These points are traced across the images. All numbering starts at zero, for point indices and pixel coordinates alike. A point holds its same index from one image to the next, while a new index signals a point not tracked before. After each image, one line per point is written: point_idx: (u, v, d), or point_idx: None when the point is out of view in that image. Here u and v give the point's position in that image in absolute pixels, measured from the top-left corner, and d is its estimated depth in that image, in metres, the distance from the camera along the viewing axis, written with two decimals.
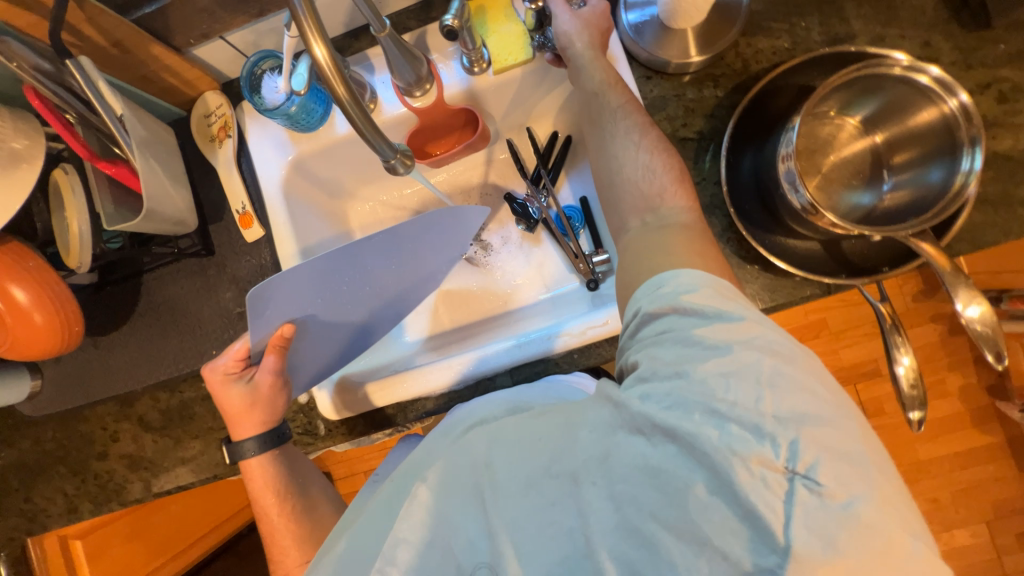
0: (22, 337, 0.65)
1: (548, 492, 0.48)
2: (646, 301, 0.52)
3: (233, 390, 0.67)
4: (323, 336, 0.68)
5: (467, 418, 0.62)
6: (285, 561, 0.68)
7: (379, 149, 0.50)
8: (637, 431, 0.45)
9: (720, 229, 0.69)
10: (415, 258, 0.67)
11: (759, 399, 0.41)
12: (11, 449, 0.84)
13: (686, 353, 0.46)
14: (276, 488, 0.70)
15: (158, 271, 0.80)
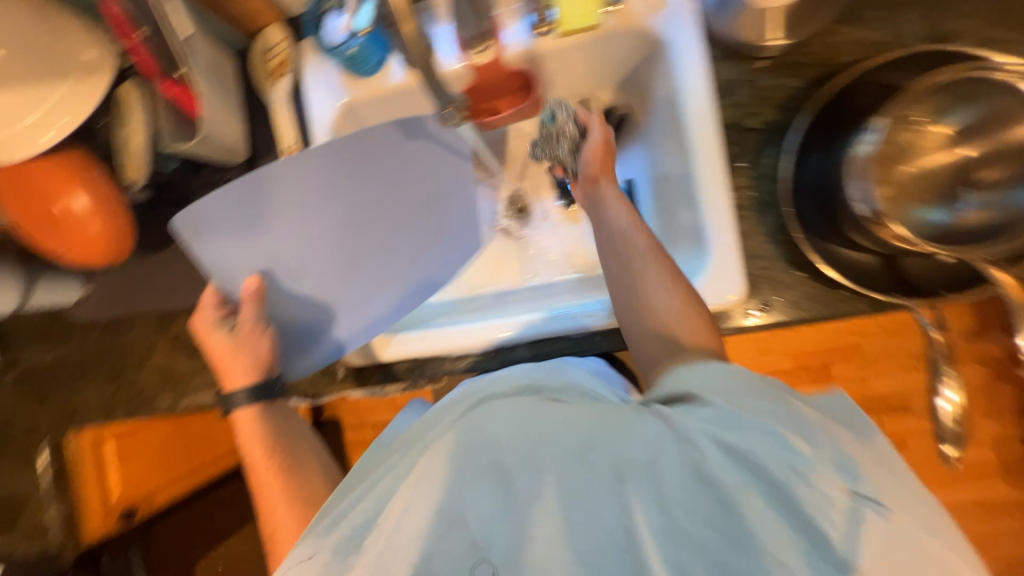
0: (77, 243, 0.69)
1: (590, 482, 0.47)
2: (681, 374, 0.54)
3: (216, 336, 0.69)
4: (306, 281, 0.69)
5: (476, 392, 0.57)
6: (273, 517, 0.64)
7: (438, 94, 0.50)
8: (691, 442, 0.46)
9: (771, 229, 0.66)
10: (378, 183, 0.67)
11: (806, 433, 0.45)
12: (58, 347, 0.90)
13: (732, 396, 0.49)
14: (265, 441, 0.69)
15: (205, 199, 0.82)
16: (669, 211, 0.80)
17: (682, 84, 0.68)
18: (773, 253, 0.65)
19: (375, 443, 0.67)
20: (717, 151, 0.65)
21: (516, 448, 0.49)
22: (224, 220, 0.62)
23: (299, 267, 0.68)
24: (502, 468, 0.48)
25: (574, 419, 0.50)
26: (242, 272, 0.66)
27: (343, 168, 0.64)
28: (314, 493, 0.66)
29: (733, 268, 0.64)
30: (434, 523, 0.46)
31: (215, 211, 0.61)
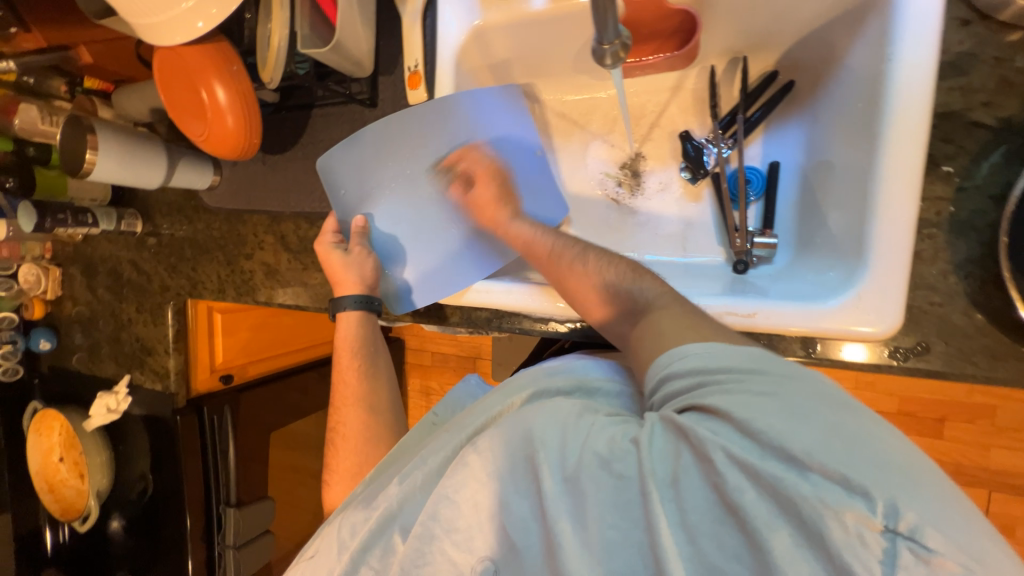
0: (215, 134, 0.73)
1: (611, 493, 0.44)
2: (683, 363, 0.48)
3: (333, 254, 0.76)
4: (397, 224, 0.79)
5: (528, 385, 0.62)
6: (343, 412, 0.75)
7: (603, 25, 0.39)
8: (704, 457, 0.40)
9: (963, 258, 0.52)
10: (448, 135, 0.75)
11: (852, 458, 0.36)
12: (190, 225, 1.02)
13: (752, 399, 0.41)
14: (351, 347, 0.76)
15: (326, 109, 0.83)
16: (818, 211, 0.69)
17: (898, 59, 0.53)
18: (957, 288, 0.52)
19: (433, 420, 0.73)
20: (920, 152, 0.52)
21: (547, 450, 0.48)
22: (343, 169, 0.76)
23: (390, 213, 0.79)
24: (531, 465, 0.48)
25: (602, 430, 0.48)
26: (349, 213, 0.79)
27: (420, 115, 0.73)
28: (377, 403, 0.75)
29: (896, 297, 0.53)
30: (470, 514, 0.51)
31: (339, 163, 0.75)
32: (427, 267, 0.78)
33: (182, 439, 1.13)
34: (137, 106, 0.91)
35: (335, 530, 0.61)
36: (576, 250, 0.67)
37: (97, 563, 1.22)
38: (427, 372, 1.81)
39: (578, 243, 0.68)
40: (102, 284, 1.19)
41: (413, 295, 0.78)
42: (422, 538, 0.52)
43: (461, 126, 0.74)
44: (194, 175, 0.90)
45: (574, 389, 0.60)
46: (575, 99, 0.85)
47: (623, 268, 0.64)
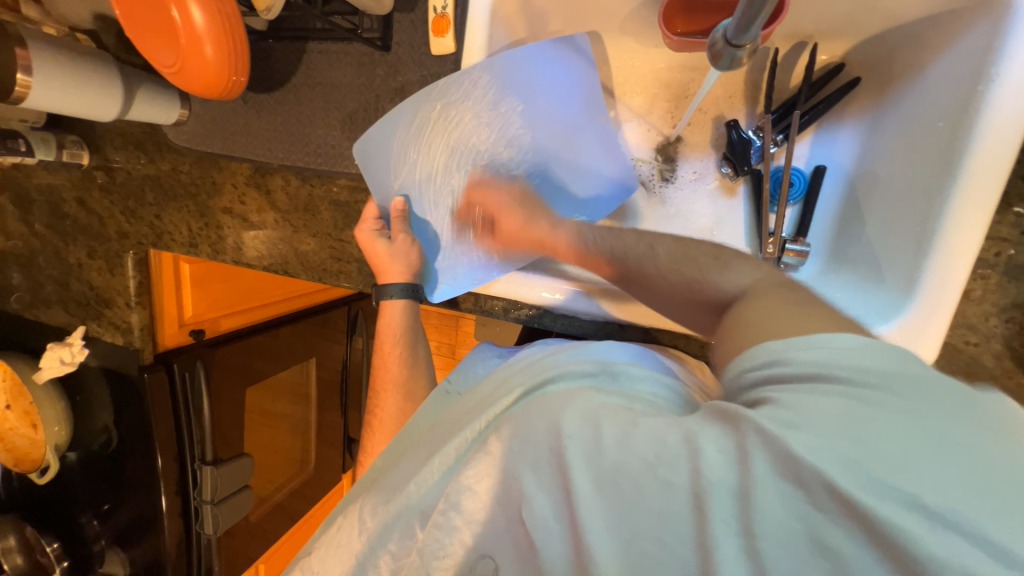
0: (191, 67, 0.59)
1: (652, 502, 0.36)
2: (791, 352, 0.37)
3: (378, 242, 0.68)
4: (441, 207, 0.72)
5: (549, 367, 0.55)
6: (382, 397, 0.71)
7: (749, 30, 0.42)
8: (793, 481, 0.32)
9: (1006, 302, 0.52)
10: (495, 93, 0.67)
11: (1001, 514, 0.28)
12: (153, 164, 0.88)
13: (884, 418, 0.31)
14: (394, 335, 0.72)
15: (324, 45, 0.71)
16: (858, 223, 0.65)
17: (1002, 81, 0.49)
18: (995, 330, 0.53)
19: (445, 386, 0.67)
20: (1001, 187, 0.49)
21: (573, 442, 0.40)
22: (381, 154, 0.70)
23: (433, 193, 0.72)
24: (558, 460, 0.40)
25: (645, 426, 0.39)
26: (389, 197, 0.71)
27: (470, 83, 0.65)
28: (416, 391, 0.72)
29: (939, 328, 0.52)
30: (490, 503, 0.44)
31: (378, 147, 0.69)
32: (462, 253, 0.71)
33: (150, 395, 1.03)
34: (75, 9, 0.72)
35: (351, 519, 0.54)
36: (641, 246, 0.54)
37: (60, 513, 1.16)
38: None
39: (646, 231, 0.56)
40: (42, 220, 1.02)
41: (442, 283, 0.72)
42: (443, 528, 0.46)
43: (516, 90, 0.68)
44: (156, 109, 0.76)
45: (598, 370, 0.52)
46: (616, 65, 0.76)
47: (702, 254, 0.50)
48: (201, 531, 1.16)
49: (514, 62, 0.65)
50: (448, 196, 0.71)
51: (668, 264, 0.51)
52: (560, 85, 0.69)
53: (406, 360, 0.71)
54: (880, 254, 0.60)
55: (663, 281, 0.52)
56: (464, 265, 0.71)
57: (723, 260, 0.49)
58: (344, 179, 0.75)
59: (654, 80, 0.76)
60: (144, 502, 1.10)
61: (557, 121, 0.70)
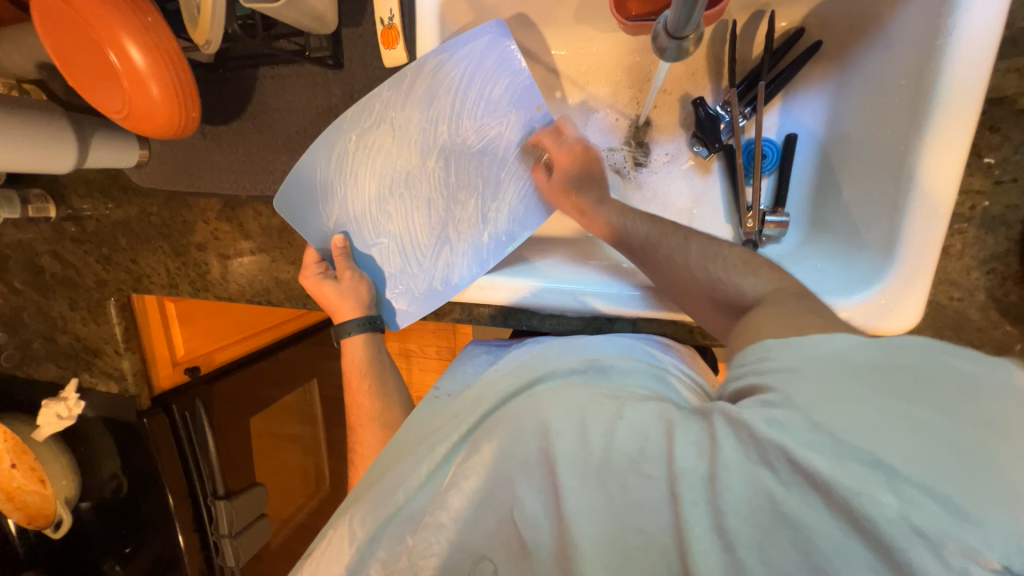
0: (138, 109, 0.57)
1: (632, 492, 0.38)
2: (766, 361, 0.39)
3: (324, 285, 0.68)
4: (382, 236, 0.70)
5: (536, 366, 0.55)
6: (362, 432, 0.68)
7: (690, 14, 0.40)
8: (761, 462, 0.33)
9: (988, 254, 0.52)
10: (413, 107, 0.66)
11: (959, 466, 0.27)
12: (120, 208, 0.86)
13: (846, 393, 0.32)
14: (361, 368, 0.70)
15: (275, 69, 0.69)
16: (834, 188, 0.65)
17: (958, 35, 0.48)
18: (978, 283, 0.53)
19: (434, 395, 0.66)
20: (966, 146, 0.49)
21: (563, 442, 0.42)
22: (307, 195, 0.69)
23: (371, 224, 0.70)
24: (548, 462, 0.42)
25: (629, 419, 0.41)
26: (327, 238, 0.71)
27: (385, 104, 0.65)
28: (394, 419, 0.67)
29: (920, 286, 0.52)
30: (479, 504, 0.45)
31: (305, 188, 0.69)
32: (415, 274, 0.70)
33: (152, 438, 1.02)
34: (17, 61, 0.70)
35: (340, 533, 0.51)
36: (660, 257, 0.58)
37: (80, 567, 1.16)
38: (407, 335, 1.75)
39: (679, 231, 0.60)
40: (19, 277, 1.01)
41: (404, 306, 0.71)
42: (430, 527, 0.46)
43: (431, 102, 0.66)
44: (114, 154, 0.74)
45: (586, 367, 0.53)
46: (575, 55, 0.75)
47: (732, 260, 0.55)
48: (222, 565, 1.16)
49: (423, 73, 0.63)
50: (388, 222, 0.70)
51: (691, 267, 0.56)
52: (484, 84, 0.65)
53: (377, 389, 0.69)
54: (868, 225, 0.58)
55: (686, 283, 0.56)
56: (418, 286, 0.70)
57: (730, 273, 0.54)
58: None
59: (616, 66, 0.75)
60: (164, 543, 1.10)
61: (486, 126, 0.67)
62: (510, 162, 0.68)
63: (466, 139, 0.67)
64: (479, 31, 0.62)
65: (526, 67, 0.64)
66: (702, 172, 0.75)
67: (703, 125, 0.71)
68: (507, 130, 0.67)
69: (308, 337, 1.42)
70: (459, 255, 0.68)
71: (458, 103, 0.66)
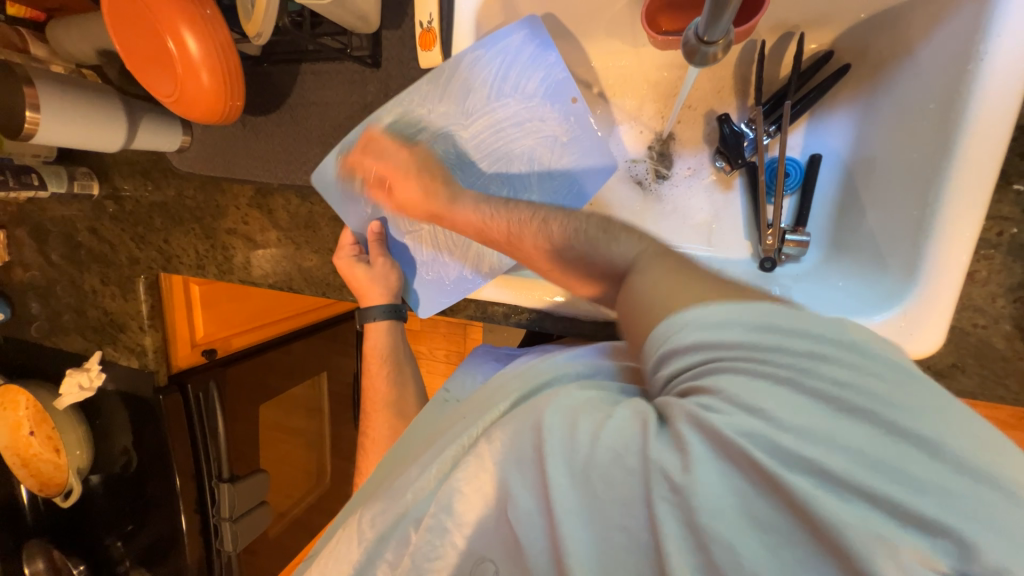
0: (187, 94, 0.61)
1: (619, 492, 0.36)
2: (685, 333, 0.37)
3: (355, 267, 0.70)
4: (416, 224, 0.73)
5: (545, 370, 0.56)
6: (375, 417, 0.72)
7: (719, 24, 0.42)
8: (725, 459, 0.32)
9: (1015, 282, 0.51)
10: (451, 101, 0.68)
11: (902, 471, 0.28)
12: (158, 190, 0.90)
13: (781, 390, 0.32)
14: (381, 355, 0.73)
15: (316, 65, 0.73)
16: (857, 211, 0.65)
17: (989, 61, 0.48)
18: (1004, 311, 0.51)
19: (444, 396, 0.67)
20: (995, 171, 0.48)
21: (551, 439, 0.39)
22: (343, 183, 0.71)
23: (405, 212, 0.73)
24: (538, 459, 0.40)
25: (620, 418, 0.39)
26: (364, 224, 0.74)
27: (419, 98, 0.68)
28: (406, 410, 0.71)
29: (940, 314, 0.51)
30: (481, 507, 0.43)
31: (343, 178, 0.71)
32: (445, 262, 0.72)
33: (166, 416, 1.05)
34: (80, 46, 0.75)
35: (352, 527, 0.53)
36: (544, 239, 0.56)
37: (83, 538, 1.18)
38: (418, 336, 1.77)
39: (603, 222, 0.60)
40: (58, 251, 1.06)
41: (432, 295, 0.73)
42: (433, 530, 0.45)
43: (466, 96, 0.68)
44: (158, 137, 0.78)
45: (594, 371, 0.52)
46: (603, 67, 0.77)
47: (591, 228, 0.52)
48: (220, 549, 1.17)
49: (459, 68, 0.66)
50: None
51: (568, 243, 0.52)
52: (519, 78, 0.67)
53: (394, 377, 0.73)
54: (895, 246, 0.58)
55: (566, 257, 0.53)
56: (447, 274, 0.72)
57: (611, 232, 0.50)
58: None
59: (643, 80, 0.76)
60: (165, 521, 1.12)
61: (521, 120, 0.70)
62: (545, 156, 0.70)
63: (501, 133, 0.70)
64: (513, 27, 0.63)
65: (561, 60, 0.66)
66: (726, 188, 0.75)
67: (731, 138, 0.71)
68: (542, 125, 0.70)
69: (322, 331, 1.44)
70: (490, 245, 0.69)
71: (495, 98, 0.69)
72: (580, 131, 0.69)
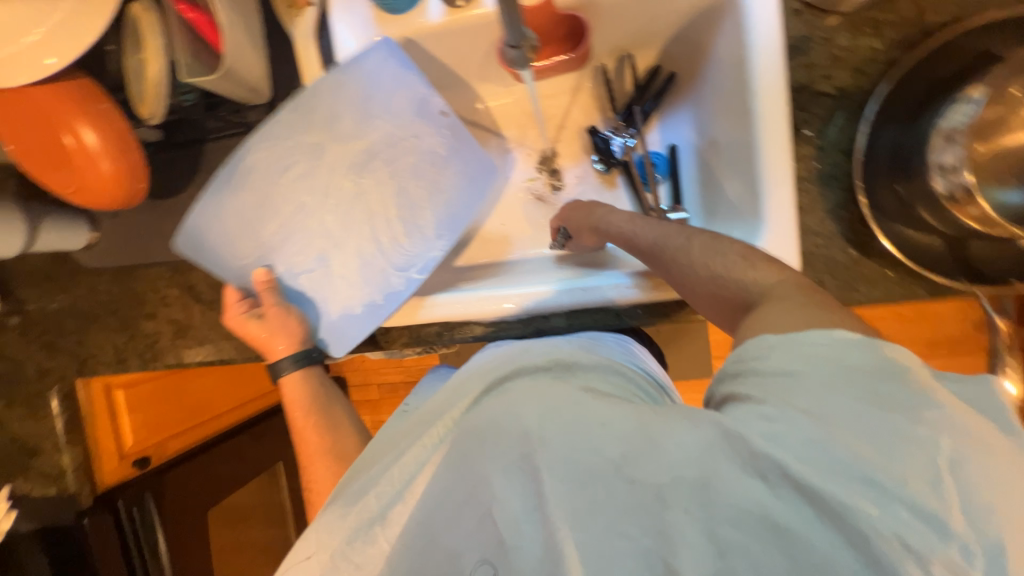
0: (88, 183, 0.63)
1: (620, 498, 0.42)
2: (762, 358, 0.44)
3: (249, 324, 0.71)
4: (313, 255, 0.74)
5: (505, 364, 0.59)
6: (313, 469, 0.67)
7: (511, 27, 0.46)
8: (756, 475, 0.39)
9: (833, 205, 0.62)
10: (311, 130, 0.71)
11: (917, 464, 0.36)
12: (66, 293, 0.87)
13: (824, 398, 0.40)
14: (304, 406, 0.72)
15: (220, 143, 0.78)
16: (715, 183, 0.76)
17: (755, 46, 0.62)
18: (832, 230, 0.62)
19: (402, 408, 0.67)
20: (786, 125, 0.61)
21: (544, 446, 0.45)
22: (229, 225, 0.72)
23: (299, 246, 0.74)
24: (528, 465, 0.45)
25: (613, 428, 0.45)
26: (247, 272, 0.75)
27: (279, 132, 0.69)
28: (344, 450, 0.69)
29: (791, 246, 0.61)
30: (459, 507, 0.46)
31: (208, 227, 0.71)
32: (349, 283, 0.75)
33: (93, 544, 0.93)
34: None
35: (312, 525, 0.52)
36: (670, 250, 0.59)
37: None
38: (375, 405, 1.67)
39: (683, 231, 0.61)
40: None
41: (341, 321, 0.75)
42: (412, 535, 0.47)
43: (330, 124, 0.72)
44: (63, 236, 0.78)
45: (552, 364, 0.57)
46: (485, 107, 0.88)
47: (734, 256, 0.55)
48: None
49: (316, 96, 0.69)
50: (319, 241, 0.74)
51: (688, 266, 0.57)
52: (377, 100, 0.72)
53: (323, 423, 0.70)
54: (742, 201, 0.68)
55: (686, 273, 0.57)
56: (355, 301, 0.75)
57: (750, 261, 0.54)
58: None
59: (521, 111, 0.88)
60: None
61: (397, 144, 0.74)
62: (429, 172, 0.76)
63: (379, 157, 0.74)
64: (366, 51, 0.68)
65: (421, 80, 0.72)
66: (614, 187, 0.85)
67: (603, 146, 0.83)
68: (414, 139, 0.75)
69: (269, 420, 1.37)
70: (393, 259, 0.74)
71: (365, 118, 0.73)
72: (459, 143, 0.76)
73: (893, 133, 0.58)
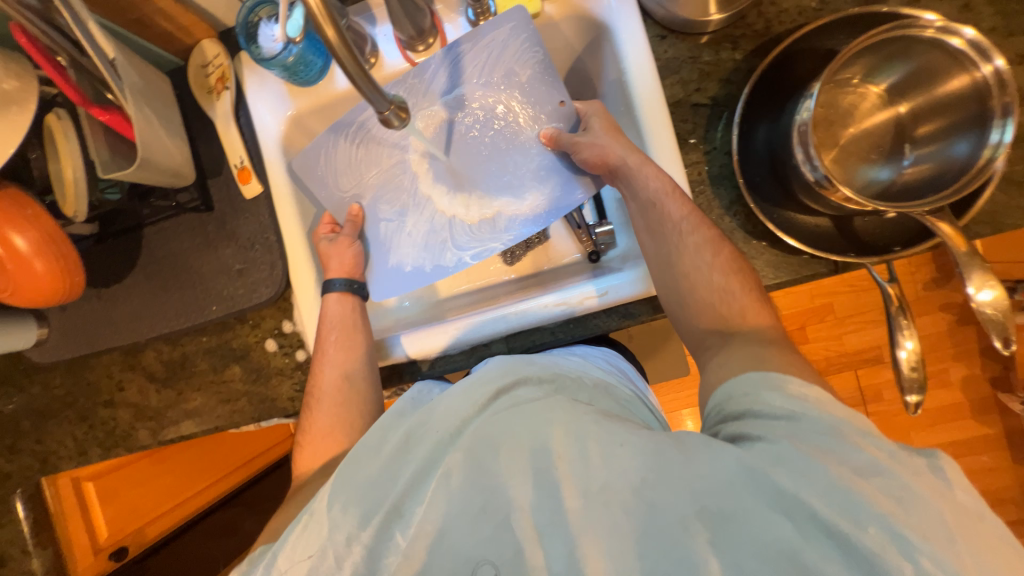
0: (23, 284, 0.65)
1: (643, 524, 0.43)
2: (763, 403, 0.48)
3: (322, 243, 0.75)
4: (397, 207, 0.77)
5: (504, 369, 0.56)
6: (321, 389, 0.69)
7: (374, 99, 0.47)
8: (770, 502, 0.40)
9: (728, 202, 0.67)
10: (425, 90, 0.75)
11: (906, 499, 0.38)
12: (21, 393, 0.88)
13: (819, 437, 0.43)
14: (330, 327, 0.72)
15: (157, 226, 0.80)
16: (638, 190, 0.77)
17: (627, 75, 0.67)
18: (733, 225, 0.67)
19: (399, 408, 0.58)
20: (670, 140, 0.66)
21: (572, 464, 0.47)
22: (325, 168, 0.77)
23: (384, 198, 0.77)
24: (552, 474, 0.47)
25: (636, 449, 0.46)
26: (338, 203, 0.78)
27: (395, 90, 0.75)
28: (355, 380, 0.69)
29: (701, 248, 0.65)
30: (474, 516, 0.47)
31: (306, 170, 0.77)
32: (423, 238, 0.76)
33: None
34: None
35: (317, 509, 0.50)
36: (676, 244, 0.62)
37: None
38: None
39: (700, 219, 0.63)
40: None
41: (408, 277, 0.76)
42: (425, 531, 0.47)
43: (455, 92, 0.74)
44: (10, 338, 0.78)
45: (555, 378, 0.57)
46: None
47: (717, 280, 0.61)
48: None
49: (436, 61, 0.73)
50: (405, 196, 0.77)
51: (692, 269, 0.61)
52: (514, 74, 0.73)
53: (342, 352, 0.70)
54: None
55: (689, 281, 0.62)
56: (417, 261, 0.76)
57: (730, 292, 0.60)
58: (210, 327, 0.82)
59: None
60: None
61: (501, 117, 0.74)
62: (525, 160, 0.74)
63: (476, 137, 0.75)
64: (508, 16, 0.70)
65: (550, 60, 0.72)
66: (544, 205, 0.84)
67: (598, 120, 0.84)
68: (489, 107, 0.74)
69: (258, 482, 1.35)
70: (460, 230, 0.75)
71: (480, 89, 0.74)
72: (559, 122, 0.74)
73: (766, 131, 0.64)
